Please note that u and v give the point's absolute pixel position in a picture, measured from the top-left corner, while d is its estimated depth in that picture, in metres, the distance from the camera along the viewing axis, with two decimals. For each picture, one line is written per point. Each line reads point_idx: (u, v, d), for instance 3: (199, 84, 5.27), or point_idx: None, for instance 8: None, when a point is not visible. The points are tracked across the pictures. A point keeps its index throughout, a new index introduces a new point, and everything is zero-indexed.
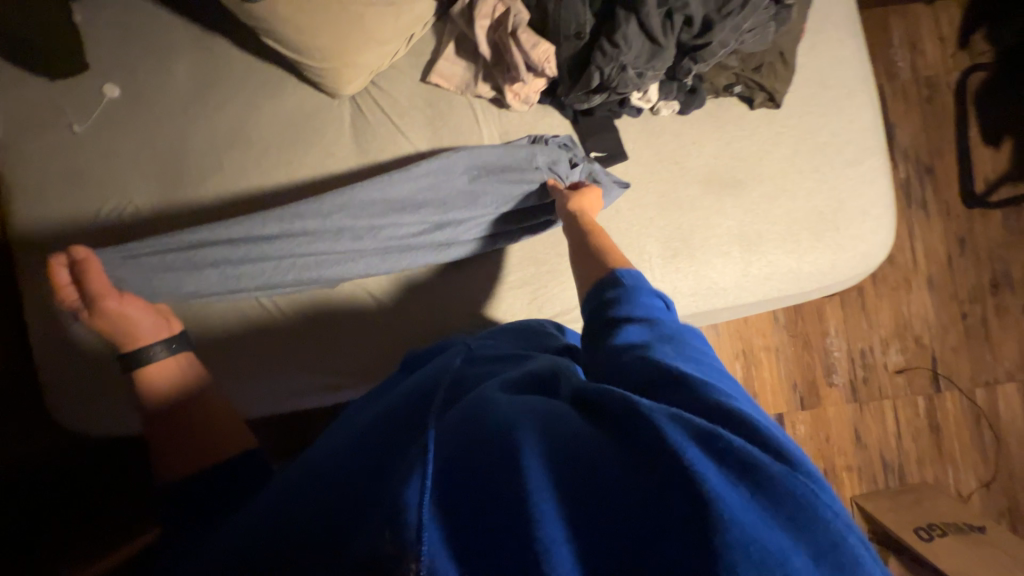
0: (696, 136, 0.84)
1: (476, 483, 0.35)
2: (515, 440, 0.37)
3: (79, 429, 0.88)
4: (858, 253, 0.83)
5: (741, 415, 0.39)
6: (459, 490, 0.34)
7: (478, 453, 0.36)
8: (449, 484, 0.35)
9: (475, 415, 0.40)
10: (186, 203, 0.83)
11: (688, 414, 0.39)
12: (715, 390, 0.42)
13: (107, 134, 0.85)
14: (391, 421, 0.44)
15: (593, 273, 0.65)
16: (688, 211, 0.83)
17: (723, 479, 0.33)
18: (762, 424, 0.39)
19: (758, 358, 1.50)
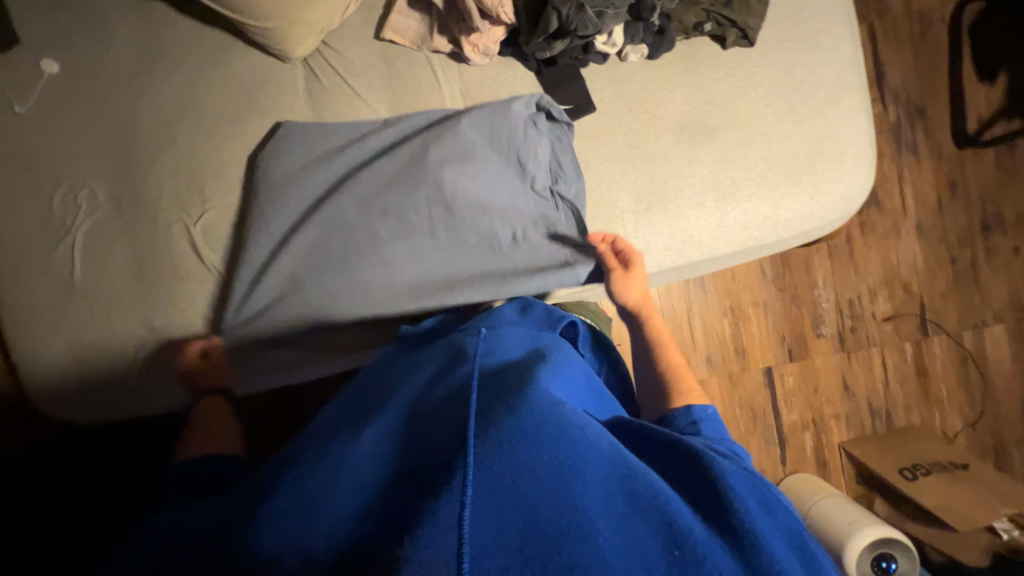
0: (667, 82, 0.80)
1: (538, 523, 0.35)
2: (579, 477, 0.37)
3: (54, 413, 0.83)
4: (837, 196, 0.80)
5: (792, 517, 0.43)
6: (499, 507, 0.35)
7: (542, 481, 0.37)
8: (503, 519, 0.34)
9: (561, 433, 0.40)
10: (144, 182, 0.83)
11: (763, 499, 0.43)
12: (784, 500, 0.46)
13: (52, 111, 0.82)
14: (435, 425, 0.44)
15: (650, 402, 0.71)
16: (660, 162, 0.80)
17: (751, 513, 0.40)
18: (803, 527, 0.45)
19: (745, 313, 1.52)
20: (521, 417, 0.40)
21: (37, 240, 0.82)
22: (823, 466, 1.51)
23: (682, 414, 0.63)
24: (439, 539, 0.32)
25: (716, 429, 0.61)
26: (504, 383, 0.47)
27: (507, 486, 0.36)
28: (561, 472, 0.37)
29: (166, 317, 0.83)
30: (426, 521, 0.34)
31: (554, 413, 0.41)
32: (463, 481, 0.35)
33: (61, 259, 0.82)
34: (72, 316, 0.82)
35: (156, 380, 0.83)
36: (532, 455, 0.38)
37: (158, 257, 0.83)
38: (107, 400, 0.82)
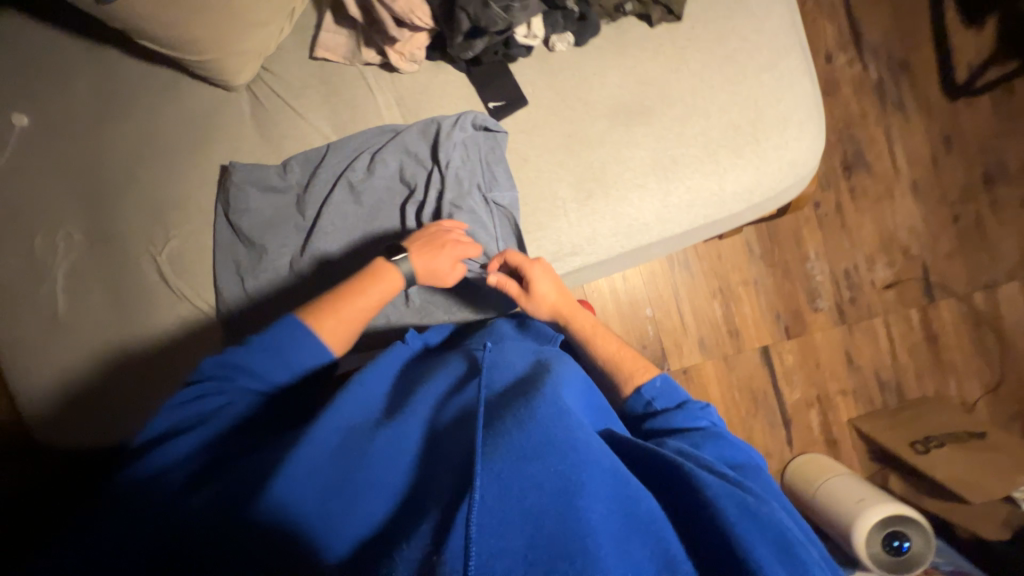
0: (598, 67, 0.80)
1: (540, 529, 0.40)
2: (576, 489, 0.42)
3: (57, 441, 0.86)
4: (784, 163, 0.78)
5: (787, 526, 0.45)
6: (502, 517, 0.40)
7: (542, 494, 0.41)
8: (506, 526, 0.39)
9: (562, 450, 0.44)
10: (111, 218, 0.88)
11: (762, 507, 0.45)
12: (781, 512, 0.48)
13: (26, 161, 0.88)
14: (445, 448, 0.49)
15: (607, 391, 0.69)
16: (597, 148, 0.79)
17: (738, 519, 0.43)
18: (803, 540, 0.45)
19: (736, 293, 1.47)
20: (529, 434, 0.45)
21: (25, 282, 0.88)
22: (834, 446, 1.45)
23: (635, 399, 0.64)
24: (457, 541, 0.39)
25: (673, 398, 0.62)
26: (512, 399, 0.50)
27: (514, 495, 0.41)
28: (567, 484, 0.42)
29: (140, 342, 0.87)
30: (447, 530, 0.40)
31: (558, 426, 0.46)
32: (473, 494, 0.40)
33: (48, 297, 0.88)
34: (58, 350, 0.87)
35: (136, 403, 0.85)
36: (538, 466, 0.43)
37: (130, 287, 0.87)
38: (91, 427, 0.85)
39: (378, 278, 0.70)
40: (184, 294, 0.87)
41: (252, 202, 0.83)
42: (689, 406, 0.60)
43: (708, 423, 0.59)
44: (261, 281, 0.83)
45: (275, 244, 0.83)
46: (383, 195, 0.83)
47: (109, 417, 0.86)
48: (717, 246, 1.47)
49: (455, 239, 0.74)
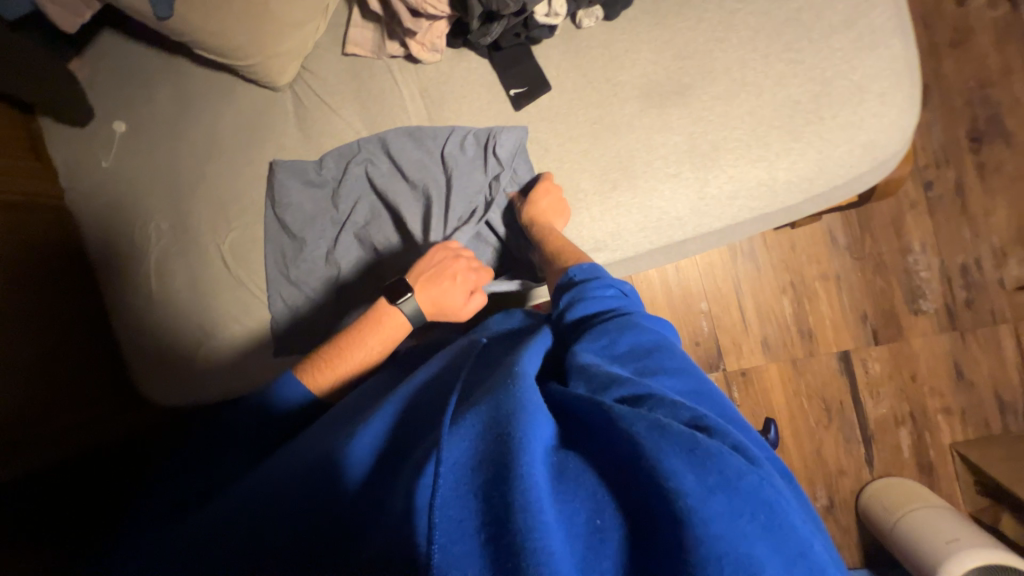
0: (630, 42, 0.71)
1: (488, 497, 0.32)
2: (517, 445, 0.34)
3: (159, 399, 1.02)
4: (857, 146, 0.65)
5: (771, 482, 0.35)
6: (460, 488, 0.33)
7: (489, 455, 0.34)
8: (461, 493, 0.33)
9: (508, 410, 0.37)
10: (187, 210, 1.00)
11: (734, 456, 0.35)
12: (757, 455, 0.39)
13: (124, 161, 1.03)
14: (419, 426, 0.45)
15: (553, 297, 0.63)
16: (625, 134, 0.72)
17: (712, 496, 0.32)
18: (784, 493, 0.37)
19: (812, 289, 1.27)
20: (480, 410, 0.37)
21: (123, 266, 1.03)
22: (929, 473, 1.22)
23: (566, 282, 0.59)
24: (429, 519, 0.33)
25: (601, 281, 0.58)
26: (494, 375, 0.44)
27: (469, 465, 0.34)
28: (508, 456, 0.33)
29: (213, 321, 0.99)
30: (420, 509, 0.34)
31: (511, 396, 0.38)
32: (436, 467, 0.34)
33: (140, 279, 1.02)
34: (148, 328, 1.01)
35: (216, 377, 0.99)
36: (484, 436, 0.35)
37: (203, 271, 1.00)
38: (180, 394, 1.01)
39: (376, 323, 0.69)
40: (242, 279, 0.98)
41: (291, 193, 0.89)
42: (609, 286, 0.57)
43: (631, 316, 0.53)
44: (299, 273, 0.90)
45: (311, 238, 0.89)
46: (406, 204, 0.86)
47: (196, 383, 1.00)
48: (791, 236, 1.28)
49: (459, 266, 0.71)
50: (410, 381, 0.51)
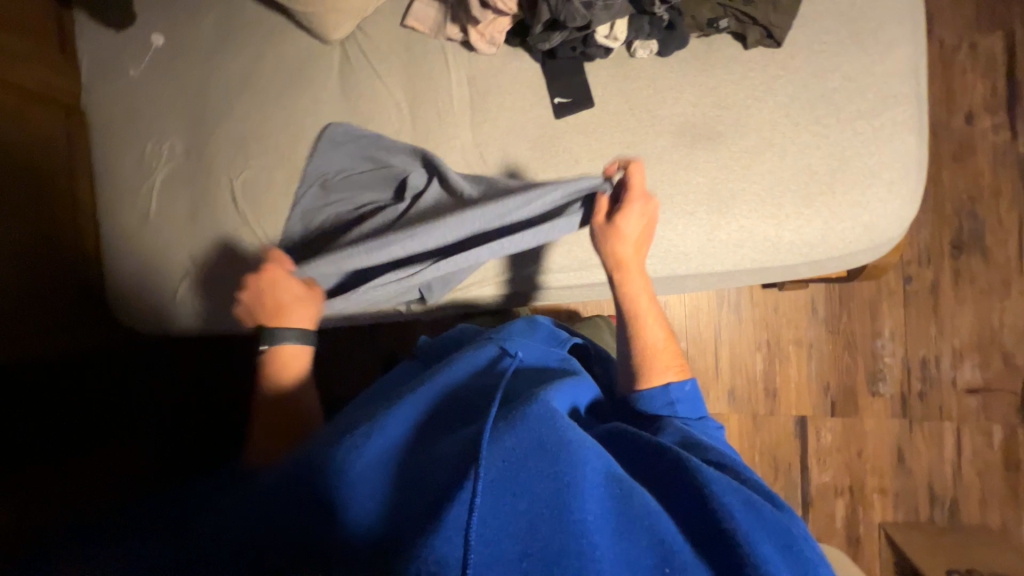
0: (676, 80, 0.75)
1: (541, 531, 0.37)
2: (572, 486, 0.39)
3: (131, 322, 1.00)
4: (858, 225, 0.70)
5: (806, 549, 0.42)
6: (497, 517, 0.37)
7: (536, 489, 0.39)
8: (500, 518, 0.37)
9: (550, 449, 0.41)
10: (207, 140, 0.99)
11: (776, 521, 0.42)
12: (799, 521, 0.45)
13: (154, 76, 1.01)
14: (426, 445, 0.48)
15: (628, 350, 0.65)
16: (653, 164, 0.76)
17: (773, 557, 0.40)
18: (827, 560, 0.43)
19: (785, 352, 1.34)
20: (519, 434, 0.41)
21: (128, 180, 1.00)
22: (855, 547, 1.29)
23: (659, 394, 0.60)
24: (448, 540, 0.36)
25: (695, 409, 0.61)
26: (511, 402, 0.47)
27: (508, 497, 0.38)
28: (561, 484, 0.39)
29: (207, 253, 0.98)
30: (437, 528, 0.36)
31: (548, 429, 0.42)
32: (472, 485, 0.38)
33: (143, 197, 1.00)
34: (141, 246, 0.99)
35: (199, 311, 0.98)
36: (528, 468, 0.40)
37: (208, 203, 0.98)
38: (160, 320, 0.99)
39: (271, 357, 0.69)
40: (248, 220, 0.97)
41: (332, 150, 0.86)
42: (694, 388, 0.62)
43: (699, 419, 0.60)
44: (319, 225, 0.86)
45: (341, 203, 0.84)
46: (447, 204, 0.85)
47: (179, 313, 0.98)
48: (776, 298, 1.34)
49: (292, 291, 0.72)
50: (426, 385, 0.54)
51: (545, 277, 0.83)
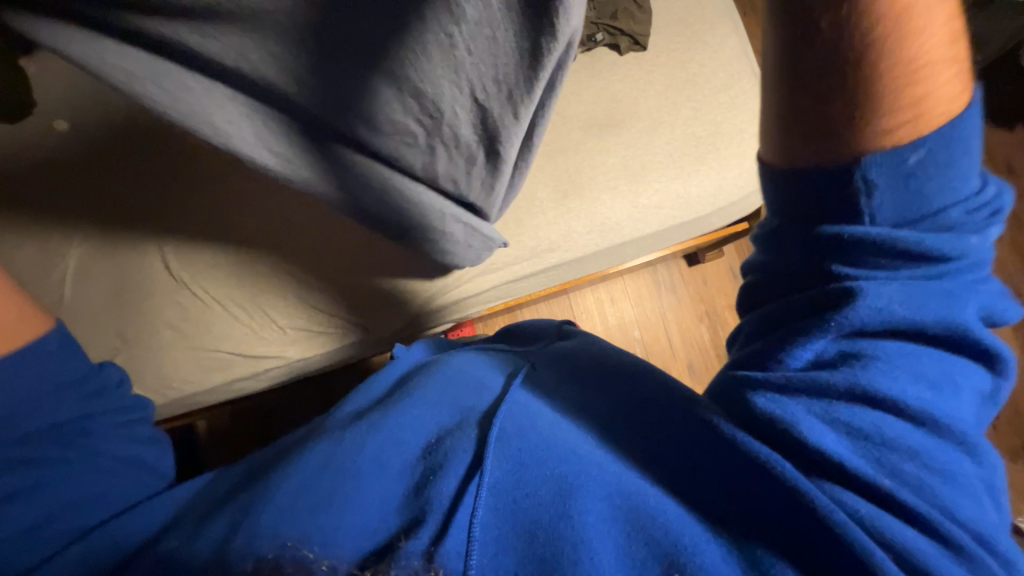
0: (574, 86, 0.90)
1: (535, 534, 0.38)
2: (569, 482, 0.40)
3: None
4: (745, 170, 0.85)
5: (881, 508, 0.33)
6: (501, 523, 0.40)
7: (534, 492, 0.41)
8: (496, 524, 0.40)
9: (546, 446, 0.43)
10: (129, 212, 0.95)
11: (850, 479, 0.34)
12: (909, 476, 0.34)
13: (60, 160, 0.97)
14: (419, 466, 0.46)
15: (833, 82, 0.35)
16: (573, 154, 0.88)
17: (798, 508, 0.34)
18: (930, 522, 0.32)
19: (723, 318, 1.48)
20: (525, 437, 0.44)
21: (36, 269, 0.92)
22: None
23: (847, 192, 0.36)
24: (452, 546, 0.38)
25: (922, 198, 0.35)
26: (515, 413, 0.48)
27: (507, 502, 0.41)
28: (560, 485, 0.40)
29: (136, 325, 0.91)
30: (439, 537, 0.39)
31: (543, 439, 0.44)
32: (475, 488, 0.41)
33: (54, 283, 0.92)
34: None
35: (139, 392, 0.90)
36: (520, 473, 0.42)
37: (135, 275, 0.93)
38: None
39: None
40: (185, 283, 0.93)
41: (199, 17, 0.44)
42: (950, 168, 0.35)
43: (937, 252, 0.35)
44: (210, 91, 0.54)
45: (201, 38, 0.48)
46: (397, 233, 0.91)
47: None
48: (703, 272, 1.50)
49: None
50: (410, 406, 0.51)
51: (499, 274, 0.89)
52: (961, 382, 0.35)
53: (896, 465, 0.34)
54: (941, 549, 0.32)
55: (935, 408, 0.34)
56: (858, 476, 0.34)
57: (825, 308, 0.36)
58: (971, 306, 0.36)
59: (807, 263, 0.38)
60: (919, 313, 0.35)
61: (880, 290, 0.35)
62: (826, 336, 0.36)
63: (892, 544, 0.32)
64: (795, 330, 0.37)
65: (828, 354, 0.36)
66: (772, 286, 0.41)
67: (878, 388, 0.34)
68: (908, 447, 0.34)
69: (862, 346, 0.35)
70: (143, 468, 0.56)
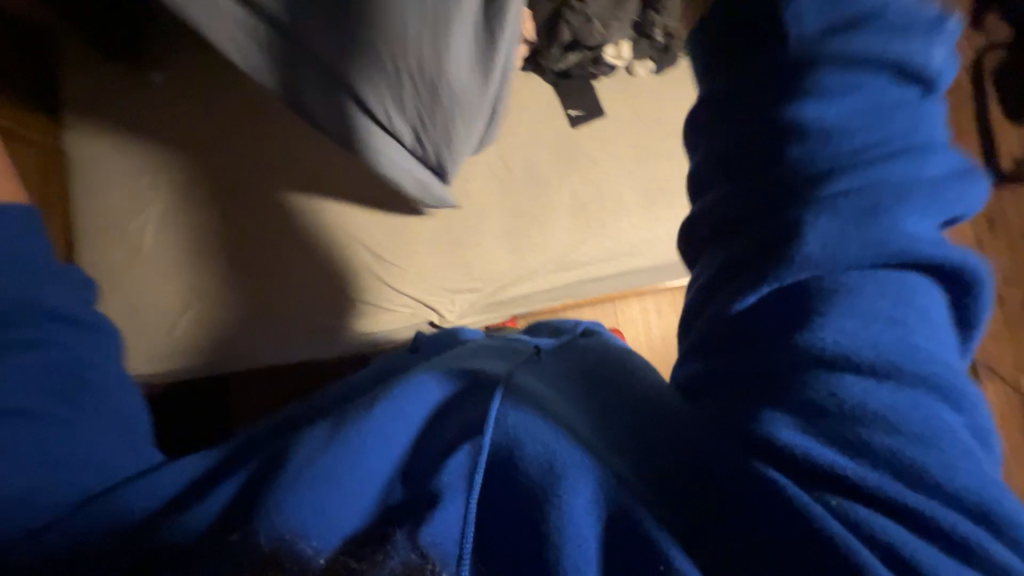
0: (674, 91, 0.88)
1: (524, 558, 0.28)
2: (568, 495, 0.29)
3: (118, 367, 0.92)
4: None
5: (889, 476, 0.26)
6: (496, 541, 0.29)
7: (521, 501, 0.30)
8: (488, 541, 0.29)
9: (549, 450, 0.31)
10: (209, 166, 0.96)
11: (835, 439, 0.27)
12: (927, 447, 0.26)
13: (150, 106, 0.97)
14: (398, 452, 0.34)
15: None
16: (665, 162, 0.87)
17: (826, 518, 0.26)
18: (935, 475, 0.26)
19: None
20: (532, 425, 0.32)
21: (122, 213, 0.95)
22: None
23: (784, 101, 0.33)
24: (440, 532, 0.28)
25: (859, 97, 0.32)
26: (527, 396, 0.35)
27: (493, 511, 0.30)
28: (552, 465, 0.30)
29: (209, 280, 0.93)
30: (424, 520, 0.28)
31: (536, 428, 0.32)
32: (467, 464, 0.32)
33: (135, 230, 0.94)
34: (128, 283, 0.92)
35: (194, 347, 0.91)
36: (511, 470, 0.31)
37: (211, 230, 0.94)
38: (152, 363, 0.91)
39: None
40: (254, 245, 0.93)
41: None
42: (853, 68, 0.33)
43: (881, 166, 0.31)
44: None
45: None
46: (468, 223, 0.89)
47: (181, 351, 0.91)
48: None
49: None
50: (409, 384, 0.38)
51: (577, 274, 0.87)
52: (923, 311, 0.30)
53: (866, 438, 0.27)
54: (925, 542, 0.25)
55: (896, 346, 0.29)
56: (820, 464, 0.27)
57: (761, 254, 0.31)
58: (920, 212, 0.30)
59: (758, 204, 0.33)
60: (867, 249, 0.29)
61: (825, 216, 0.30)
62: (770, 287, 0.30)
63: (876, 539, 0.25)
64: (734, 282, 0.32)
65: (772, 301, 0.31)
66: (718, 224, 0.35)
67: (828, 344, 0.28)
68: (874, 413, 0.27)
69: (817, 287, 0.30)
70: (82, 397, 0.38)
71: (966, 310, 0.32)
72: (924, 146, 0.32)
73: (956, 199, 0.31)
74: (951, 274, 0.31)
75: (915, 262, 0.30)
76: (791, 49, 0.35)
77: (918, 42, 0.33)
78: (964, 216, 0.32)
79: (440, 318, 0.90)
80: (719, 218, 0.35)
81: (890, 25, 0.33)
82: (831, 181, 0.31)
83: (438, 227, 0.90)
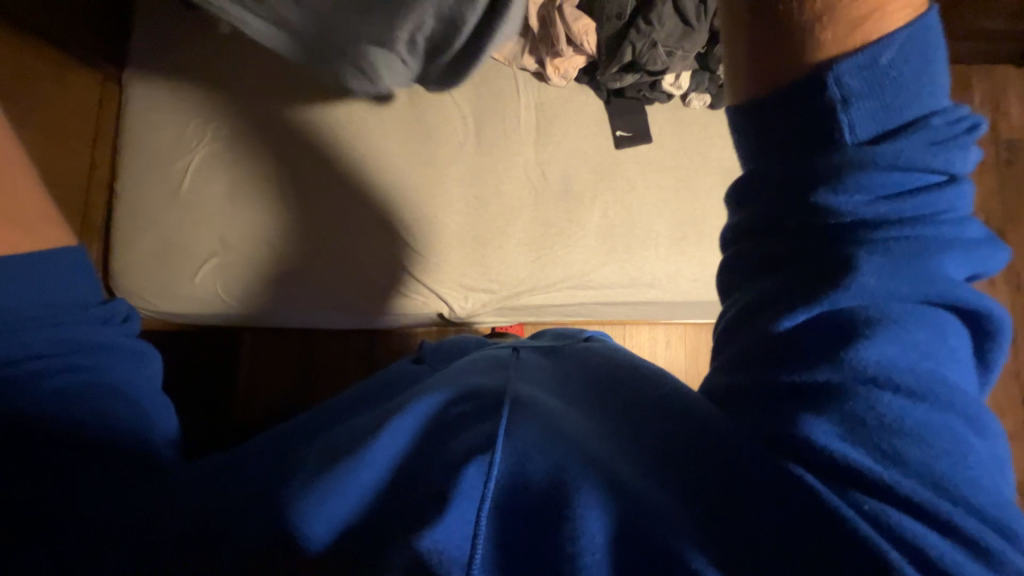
0: (725, 130, 0.87)
1: (536, 534, 0.34)
2: (569, 488, 0.34)
3: (140, 304, 0.95)
4: None
5: (914, 494, 0.30)
6: (512, 516, 0.34)
7: (533, 492, 0.35)
8: (508, 518, 0.34)
9: (556, 458, 0.36)
10: (255, 124, 0.98)
11: (863, 461, 0.31)
12: (939, 462, 0.30)
13: (211, 54, 1.00)
14: (414, 448, 0.39)
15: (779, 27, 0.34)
16: (703, 199, 0.85)
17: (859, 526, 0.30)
18: (957, 498, 0.30)
19: None
20: (536, 427, 0.37)
21: (166, 153, 0.97)
22: None
23: (872, 153, 0.33)
24: (454, 537, 0.33)
25: (947, 163, 0.33)
26: (533, 402, 0.40)
27: (507, 498, 0.35)
28: (561, 479, 0.35)
29: (237, 233, 0.95)
30: (432, 522, 0.33)
31: (548, 434, 0.37)
32: (482, 472, 0.35)
33: (177, 172, 0.97)
34: (164, 222, 0.95)
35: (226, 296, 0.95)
36: (524, 462, 0.36)
37: (247, 187, 0.96)
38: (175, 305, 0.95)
39: None
40: (284, 207, 0.94)
41: None
42: (904, 169, 0.33)
43: (928, 226, 0.33)
44: None
45: None
46: (495, 223, 0.89)
47: (205, 296, 0.95)
48: None
49: None
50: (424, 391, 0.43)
51: (592, 294, 0.86)
52: (951, 349, 0.33)
53: (896, 450, 0.30)
54: (949, 542, 0.29)
55: (934, 382, 0.31)
56: (856, 468, 0.31)
57: (818, 281, 0.33)
58: (960, 264, 0.33)
59: (812, 249, 0.34)
60: (916, 287, 0.32)
61: (880, 254, 0.32)
62: (820, 308, 0.33)
63: (902, 537, 0.29)
64: (778, 304, 0.34)
65: (819, 327, 0.33)
66: (753, 260, 0.36)
67: (869, 367, 0.31)
68: (907, 428, 0.31)
69: (865, 318, 0.32)
70: (114, 397, 0.42)
71: (984, 354, 0.35)
72: (959, 222, 0.33)
73: (982, 259, 0.34)
74: (981, 323, 0.34)
75: (952, 304, 0.33)
76: (844, 156, 0.33)
77: (957, 153, 0.33)
78: (987, 274, 0.35)
79: (452, 310, 0.91)
80: (757, 257, 0.36)
81: (929, 135, 0.33)
82: (894, 227, 0.32)
83: (466, 219, 0.90)
